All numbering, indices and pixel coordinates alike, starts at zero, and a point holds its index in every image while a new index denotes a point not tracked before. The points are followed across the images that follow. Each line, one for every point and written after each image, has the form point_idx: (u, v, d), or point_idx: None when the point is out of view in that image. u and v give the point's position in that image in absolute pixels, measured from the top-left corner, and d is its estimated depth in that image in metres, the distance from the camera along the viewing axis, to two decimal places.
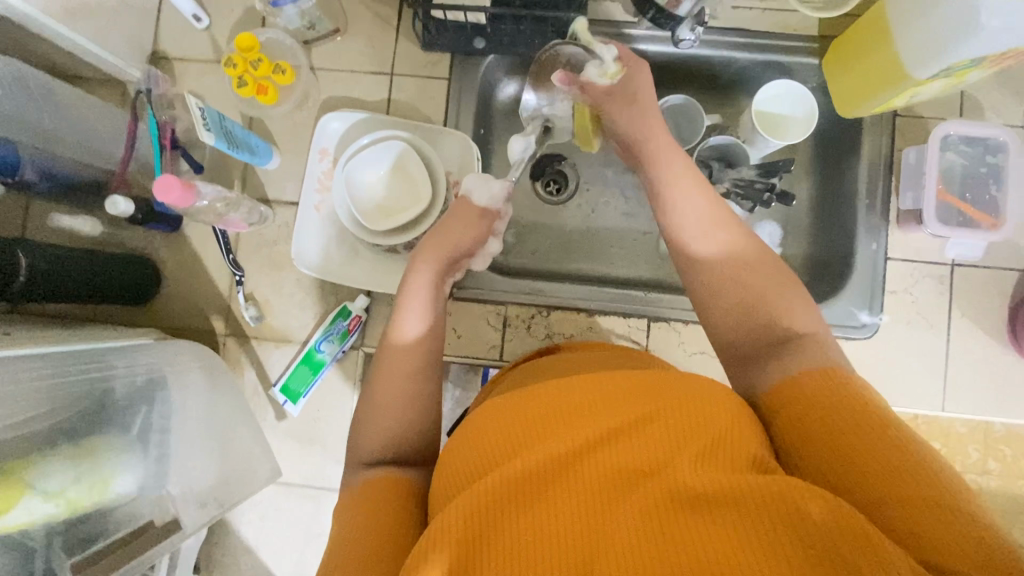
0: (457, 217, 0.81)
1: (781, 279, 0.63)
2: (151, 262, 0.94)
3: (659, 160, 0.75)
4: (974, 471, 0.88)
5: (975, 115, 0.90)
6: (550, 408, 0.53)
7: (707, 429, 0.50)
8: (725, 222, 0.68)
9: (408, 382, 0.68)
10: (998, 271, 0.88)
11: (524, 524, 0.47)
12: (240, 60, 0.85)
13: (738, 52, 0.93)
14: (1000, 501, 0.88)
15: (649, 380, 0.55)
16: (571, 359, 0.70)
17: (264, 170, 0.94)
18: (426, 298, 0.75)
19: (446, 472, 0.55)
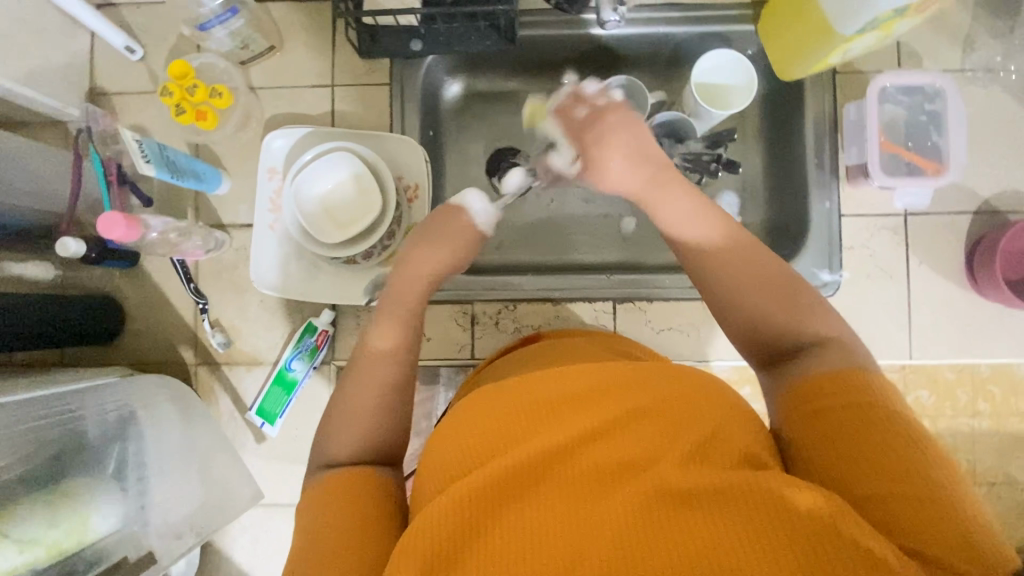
0: (442, 227, 0.82)
1: (790, 287, 0.60)
2: (113, 299, 0.93)
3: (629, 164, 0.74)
4: (965, 413, 0.89)
5: (913, 63, 0.91)
6: (539, 401, 0.54)
7: (697, 425, 0.50)
8: (712, 230, 0.67)
9: (380, 392, 0.68)
10: (952, 214, 0.89)
11: (511, 519, 0.46)
12: (175, 89, 0.84)
13: (673, 26, 0.93)
14: (995, 438, 0.89)
15: (637, 374, 0.55)
16: (558, 350, 0.70)
17: (216, 195, 0.94)
18: (410, 308, 0.76)
19: (426, 470, 0.54)
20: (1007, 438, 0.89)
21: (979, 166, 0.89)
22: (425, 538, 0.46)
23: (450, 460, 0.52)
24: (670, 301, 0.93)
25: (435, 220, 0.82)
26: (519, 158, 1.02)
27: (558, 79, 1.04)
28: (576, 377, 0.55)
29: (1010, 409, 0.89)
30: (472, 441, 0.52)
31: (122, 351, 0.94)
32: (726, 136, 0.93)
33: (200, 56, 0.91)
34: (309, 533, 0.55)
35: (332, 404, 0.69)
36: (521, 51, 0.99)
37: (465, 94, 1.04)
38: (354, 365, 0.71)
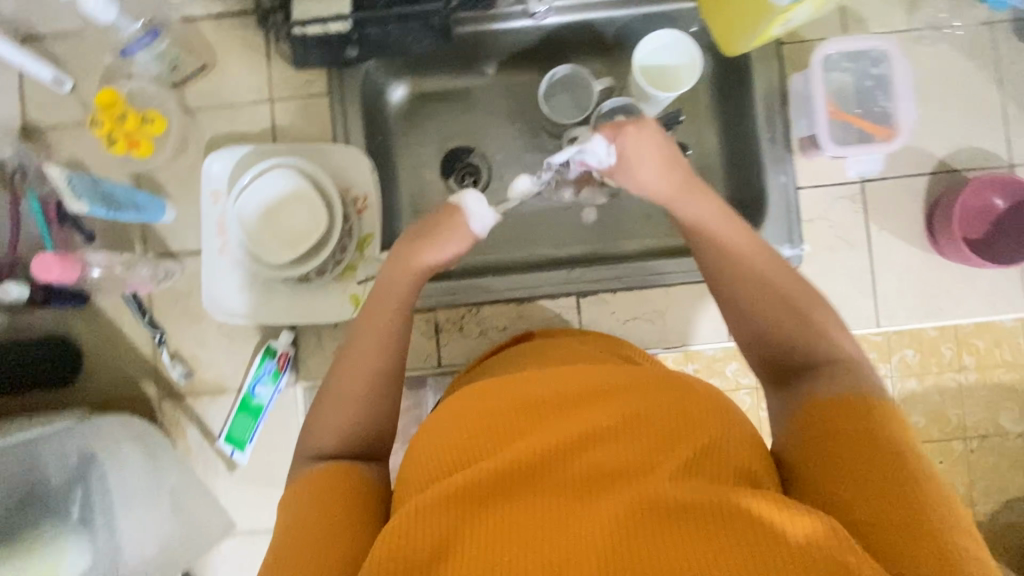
0: (444, 225, 0.75)
1: (808, 303, 0.60)
2: (68, 339, 0.91)
3: (650, 163, 0.71)
4: (951, 369, 0.89)
5: (859, 27, 0.89)
6: (534, 402, 0.53)
7: (695, 436, 0.48)
8: (737, 237, 0.66)
9: (355, 403, 0.66)
10: (909, 177, 0.88)
11: (491, 520, 0.44)
12: (104, 119, 0.82)
13: (614, 10, 0.91)
14: (982, 390, 0.90)
15: (639, 381, 0.54)
16: (558, 351, 0.69)
17: (162, 224, 0.91)
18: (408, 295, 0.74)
19: (410, 468, 0.53)
20: (994, 389, 0.89)
21: (933, 126, 0.88)
22: (402, 537, 0.45)
23: (434, 458, 0.51)
24: (632, 289, 0.92)
25: (434, 223, 0.76)
26: (475, 158, 1.02)
27: (506, 73, 1.02)
28: (573, 382, 0.54)
29: (993, 361, 0.89)
30: (461, 438, 0.51)
31: (83, 391, 0.92)
32: (675, 119, 0.91)
33: (130, 83, 0.88)
34: (288, 527, 0.54)
35: (320, 393, 0.68)
36: (462, 49, 0.97)
37: (412, 96, 1.02)
38: (346, 349, 0.70)
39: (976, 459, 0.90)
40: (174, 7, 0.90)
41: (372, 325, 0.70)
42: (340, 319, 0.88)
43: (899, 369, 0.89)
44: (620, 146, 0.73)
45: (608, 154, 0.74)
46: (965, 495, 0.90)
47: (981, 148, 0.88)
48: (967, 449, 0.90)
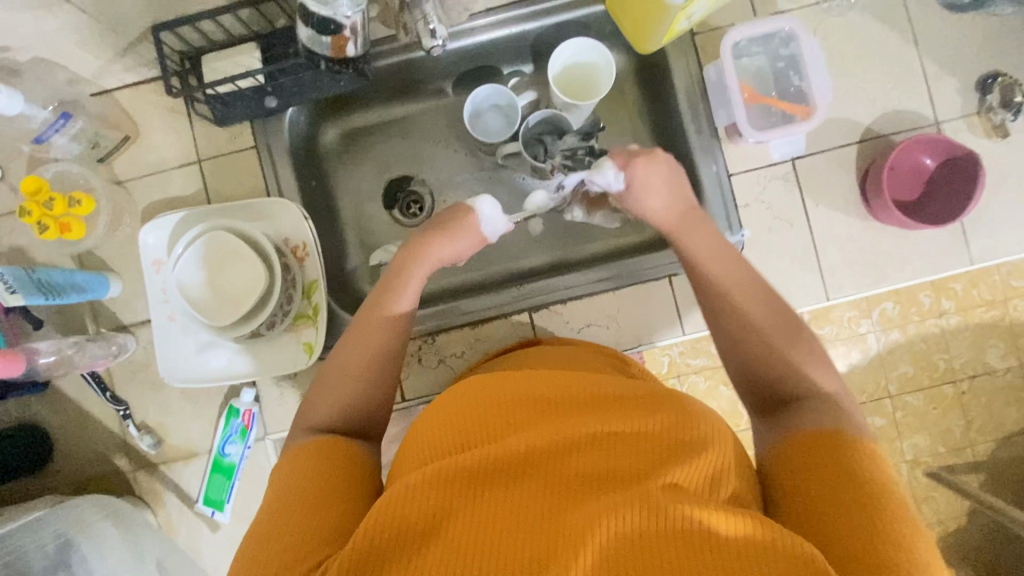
0: (459, 227, 0.81)
1: (791, 338, 0.61)
2: (36, 425, 0.92)
3: (653, 193, 0.77)
4: (932, 315, 0.91)
5: (767, 7, 0.89)
6: (533, 401, 0.54)
7: (692, 449, 0.49)
8: (729, 271, 0.67)
9: (346, 382, 0.65)
10: (838, 148, 0.88)
11: (480, 507, 0.46)
12: (31, 206, 0.81)
13: (527, 23, 0.92)
14: (966, 331, 0.92)
15: (642, 395, 0.55)
16: (557, 357, 0.70)
17: (110, 299, 0.92)
18: (419, 283, 0.75)
19: (406, 454, 0.54)
20: (976, 328, 0.91)
21: (854, 95, 0.88)
22: (393, 510, 0.47)
23: (431, 442, 0.52)
24: (582, 298, 0.92)
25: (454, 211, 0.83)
26: (415, 185, 1.02)
27: (437, 99, 1.02)
28: (578, 388, 0.55)
29: (972, 302, 0.91)
30: (462, 425, 0.53)
31: (56, 474, 0.92)
32: (596, 127, 0.95)
33: (54, 167, 0.88)
34: (277, 497, 0.53)
35: (319, 373, 0.67)
36: (384, 82, 0.97)
37: (344, 134, 1.02)
38: (350, 332, 0.68)
39: (970, 397, 0.93)
40: (87, 84, 0.89)
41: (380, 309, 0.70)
42: (297, 366, 0.89)
43: (882, 322, 0.91)
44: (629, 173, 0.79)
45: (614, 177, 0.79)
46: (964, 433, 0.94)
47: (905, 110, 0.88)
48: (959, 390, 0.93)
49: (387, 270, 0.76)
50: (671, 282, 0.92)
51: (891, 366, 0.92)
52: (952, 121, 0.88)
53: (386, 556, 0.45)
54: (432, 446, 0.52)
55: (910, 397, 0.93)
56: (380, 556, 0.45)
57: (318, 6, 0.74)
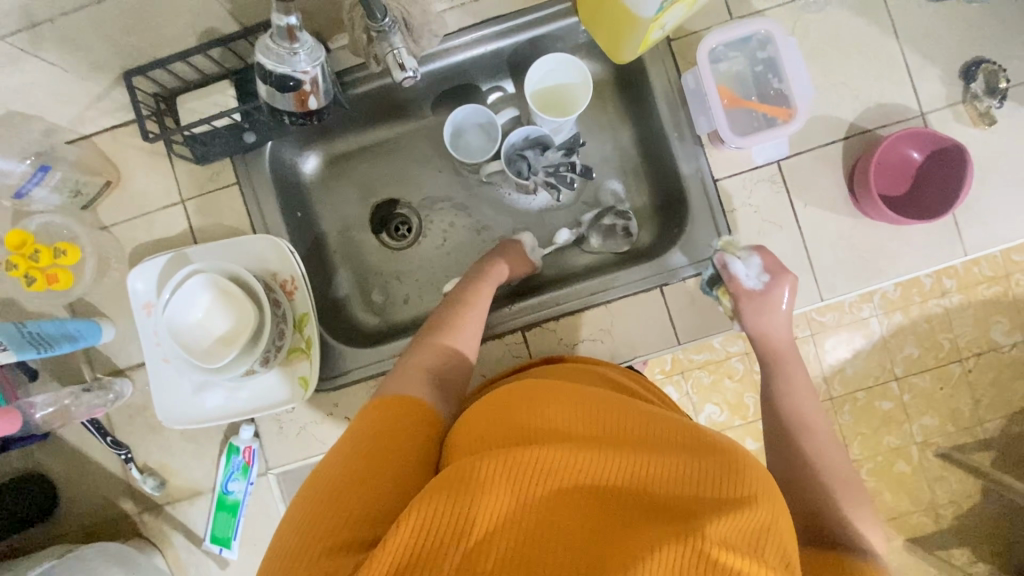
0: (514, 249, 0.92)
1: (847, 495, 0.67)
2: (42, 475, 0.92)
3: (768, 309, 0.82)
4: (936, 295, 1.21)
5: (744, 7, 0.88)
6: (588, 424, 0.54)
7: (743, 500, 0.49)
8: (813, 410, 0.76)
9: (438, 358, 0.73)
10: (822, 147, 0.87)
11: (520, 523, 0.47)
12: (18, 260, 0.83)
13: (499, 41, 0.91)
14: (969, 309, 1.21)
15: (696, 434, 0.55)
16: (597, 379, 0.71)
17: (103, 344, 0.92)
18: (487, 296, 0.84)
19: (455, 452, 0.55)
20: (980, 304, 1.20)
21: (837, 90, 0.87)
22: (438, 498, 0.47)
23: (484, 443, 0.53)
24: (575, 314, 0.91)
25: (511, 244, 0.93)
26: (403, 208, 1.03)
27: (416, 120, 1.02)
28: (633, 422, 0.55)
29: (974, 280, 1.20)
30: (515, 433, 0.53)
31: (64, 521, 0.93)
32: (577, 142, 0.94)
33: (38, 219, 0.88)
34: (315, 490, 0.54)
35: (402, 358, 0.73)
36: (364, 107, 0.97)
37: (327, 159, 1.02)
38: (424, 337, 0.77)
39: (975, 373, 1.22)
40: (62, 132, 0.89)
41: (445, 338, 0.77)
42: (295, 401, 0.89)
43: (883, 306, 1.21)
44: (771, 282, 0.82)
45: (762, 276, 0.82)
46: (972, 409, 1.23)
47: (889, 103, 0.87)
48: (965, 368, 1.22)
49: (464, 281, 0.86)
50: (664, 291, 0.89)
51: (895, 348, 1.22)
52: (938, 112, 0.86)
53: (423, 547, 0.46)
54: (483, 448, 0.53)
55: (916, 378, 1.23)
56: (419, 548, 0.46)
57: (274, 63, 0.72)
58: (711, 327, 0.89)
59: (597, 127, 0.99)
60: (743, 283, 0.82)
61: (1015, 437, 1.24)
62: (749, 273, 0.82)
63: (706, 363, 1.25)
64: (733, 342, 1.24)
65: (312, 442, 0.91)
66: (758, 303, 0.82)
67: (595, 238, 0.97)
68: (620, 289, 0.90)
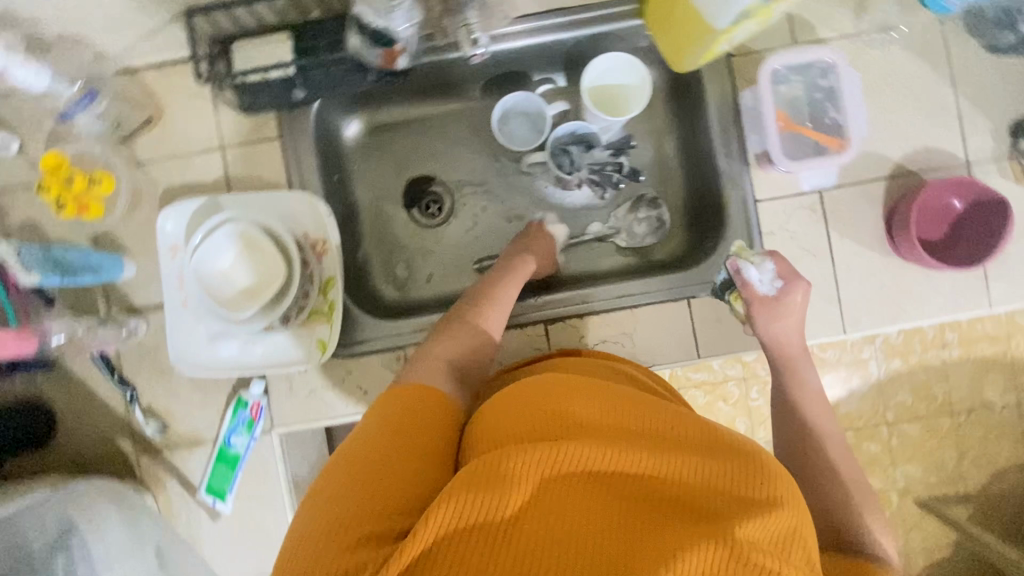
0: (543, 242, 0.93)
1: (862, 505, 0.69)
2: (41, 403, 0.91)
3: (784, 315, 0.81)
4: (936, 346, 1.21)
5: (808, 34, 0.88)
6: (617, 417, 0.55)
7: (769, 500, 0.49)
8: (826, 420, 0.76)
9: (462, 345, 0.76)
10: (866, 184, 0.88)
11: (554, 512, 0.47)
12: (51, 183, 0.82)
13: (562, 33, 0.90)
14: (965, 364, 1.22)
15: (723, 432, 0.55)
16: (617, 373, 0.72)
17: (123, 280, 0.91)
18: (512, 289, 0.84)
19: (483, 437, 0.55)
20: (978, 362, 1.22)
21: (886, 129, 0.88)
22: (467, 492, 0.48)
23: (513, 429, 0.54)
24: (599, 312, 0.91)
25: (540, 234, 0.94)
26: (437, 186, 1.03)
27: (463, 104, 1.02)
28: (656, 418, 0.55)
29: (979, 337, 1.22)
30: (544, 423, 0.53)
31: (59, 453, 0.92)
32: (628, 144, 0.95)
33: (74, 145, 0.87)
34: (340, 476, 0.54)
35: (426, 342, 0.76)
36: (414, 80, 0.97)
37: (369, 127, 1.02)
38: (449, 324, 0.79)
39: (964, 428, 1.24)
40: (110, 61, 0.89)
41: (467, 325, 0.79)
42: (310, 363, 0.88)
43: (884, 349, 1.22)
44: (784, 288, 0.82)
45: (775, 283, 0.81)
46: (956, 462, 1.25)
47: (936, 148, 0.87)
48: (956, 421, 1.24)
49: (490, 273, 0.87)
50: (690, 303, 0.90)
51: (890, 394, 1.24)
52: (983, 164, 0.87)
53: (453, 539, 0.46)
54: (512, 435, 0.53)
55: (906, 425, 1.25)
56: (450, 532, 0.46)
57: (375, 17, 0.77)
58: (732, 345, 0.90)
59: (643, 134, 0.99)
60: (754, 288, 0.82)
61: (992, 496, 1.26)
62: (762, 277, 0.82)
63: (704, 383, 1.25)
64: (732, 365, 1.25)
65: (321, 406, 0.91)
66: (769, 308, 0.82)
67: (626, 234, 0.98)
68: (649, 295, 0.90)
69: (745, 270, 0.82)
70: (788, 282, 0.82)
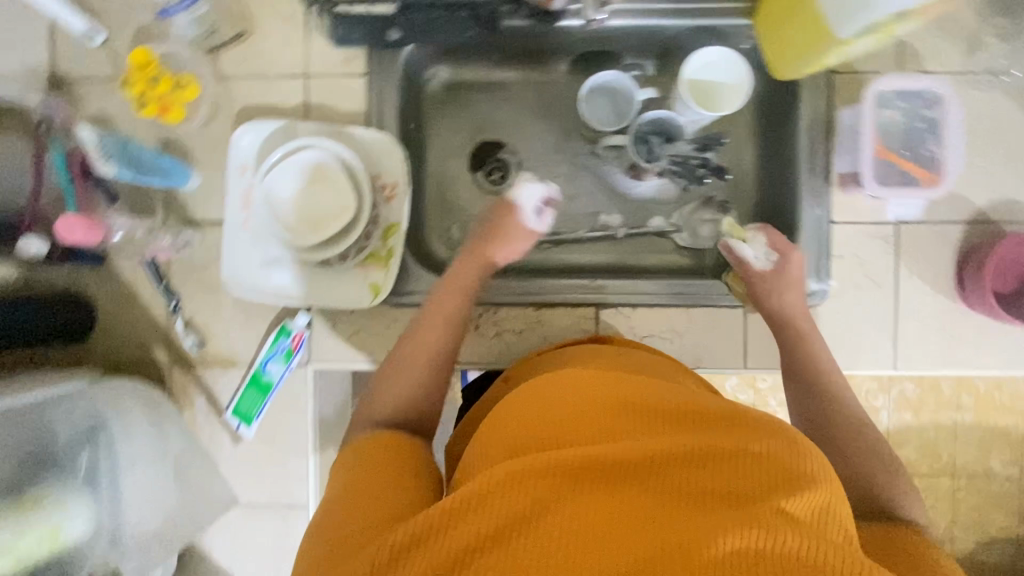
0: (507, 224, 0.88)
1: (889, 475, 0.67)
2: (82, 297, 0.90)
3: (785, 291, 0.83)
4: (949, 407, 1.16)
5: (914, 64, 0.87)
6: (621, 408, 0.51)
7: (800, 478, 0.44)
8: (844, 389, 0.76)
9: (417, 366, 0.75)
10: (944, 225, 0.87)
11: (560, 517, 0.43)
12: (137, 78, 0.82)
13: (667, 19, 0.89)
14: (976, 431, 1.17)
15: (741, 413, 0.51)
16: (627, 358, 0.67)
17: (185, 190, 0.90)
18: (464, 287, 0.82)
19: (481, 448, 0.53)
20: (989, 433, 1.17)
21: (974, 174, 0.86)
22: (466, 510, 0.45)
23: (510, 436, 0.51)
24: (654, 305, 0.90)
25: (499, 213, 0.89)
26: (506, 154, 1.01)
27: (547, 79, 1.01)
28: (665, 407, 0.51)
29: None
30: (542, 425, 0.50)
31: (92, 350, 0.92)
32: (715, 140, 0.93)
33: (164, 45, 0.86)
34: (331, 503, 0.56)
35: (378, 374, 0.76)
36: (505, 42, 0.96)
37: (449, 83, 1.00)
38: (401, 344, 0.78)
39: (963, 492, 1.18)
40: None
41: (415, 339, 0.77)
42: (359, 305, 0.88)
43: (897, 401, 1.17)
44: (780, 260, 0.85)
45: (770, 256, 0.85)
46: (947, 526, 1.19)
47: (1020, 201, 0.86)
48: (956, 485, 1.17)
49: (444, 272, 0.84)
50: (746, 314, 0.89)
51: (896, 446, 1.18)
52: None
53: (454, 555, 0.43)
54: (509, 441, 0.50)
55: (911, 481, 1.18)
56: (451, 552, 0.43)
57: None
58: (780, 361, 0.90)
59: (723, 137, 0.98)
60: (754, 264, 0.85)
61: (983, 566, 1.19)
62: (759, 252, 0.86)
63: None
64: (745, 389, 1.13)
65: (362, 350, 0.90)
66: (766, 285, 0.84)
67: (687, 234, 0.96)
68: (707, 298, 0.90)
69: (739, 246, 0.87)
70: (783, 254, 0.85)
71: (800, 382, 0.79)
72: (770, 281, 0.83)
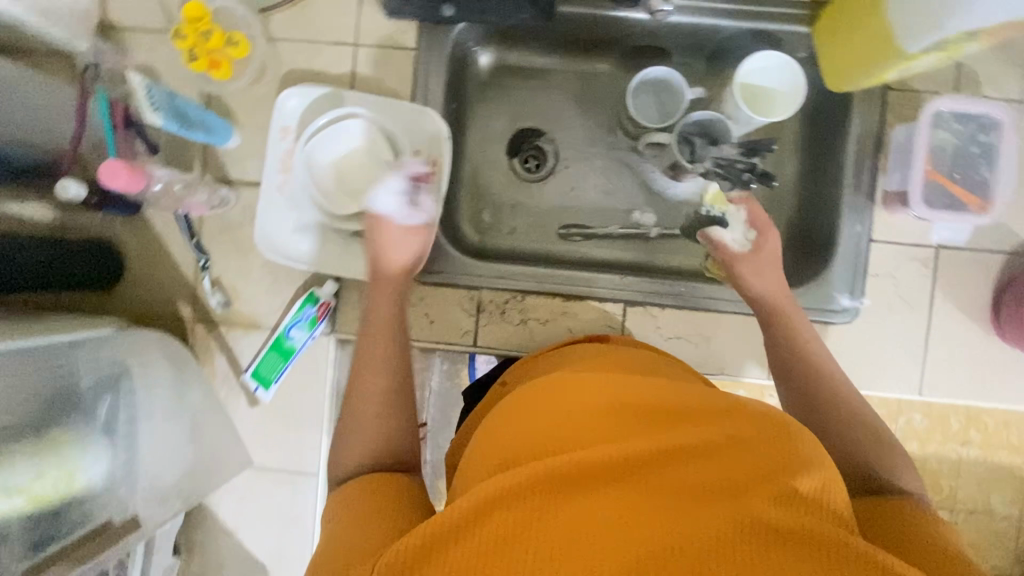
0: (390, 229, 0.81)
1: (881, 449, 0.62)
2: (113, 247, 0.90)
3: (764, 271, 0.80)
4: None
5: (972, 89, 0.86)
6: (606, 408, 0.49)
7: (794, 461, 0.43)
8: (828, 361, 0.72)
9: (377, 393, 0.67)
10: (984, 253, 0.86)
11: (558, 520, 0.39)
12: (189, 31, 0.80)
13: (727, 19, 0.88)
14: None
15: (725, 404, 0.49)
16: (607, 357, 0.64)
17: (225, 148, 0.90)
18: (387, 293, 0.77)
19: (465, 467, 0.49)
20: None
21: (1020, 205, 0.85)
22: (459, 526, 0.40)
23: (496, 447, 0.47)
24: (682, 308, 0.89)
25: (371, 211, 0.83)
26: (545, 142, 1.00)
27: (592, 71, 1.00)
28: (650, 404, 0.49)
29: None
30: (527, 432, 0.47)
31: (119, 300, 0.92)
32: (764, 145, 0.89)
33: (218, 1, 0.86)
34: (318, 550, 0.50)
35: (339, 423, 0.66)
36: (558, 29, 0.95)
37: (495, 65, 0.99)
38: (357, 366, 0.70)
39: None
40: None
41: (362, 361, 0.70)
42: None
43: None
44: (759, 237, 0.83)
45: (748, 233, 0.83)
46: None
47: None
48: None
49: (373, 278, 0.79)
50: None
51: None
52: None
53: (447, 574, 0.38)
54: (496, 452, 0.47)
55: None
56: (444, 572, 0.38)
57: None
58: None
59: None
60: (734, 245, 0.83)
61: None
62: (737, 233, 0.84)
63: None
64: None
65: None
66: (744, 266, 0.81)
67: None
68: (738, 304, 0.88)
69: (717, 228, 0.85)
70: (761, 230, 0.83)
71: (788, 364, 0.73)
72: (750, 259, 0.81)
